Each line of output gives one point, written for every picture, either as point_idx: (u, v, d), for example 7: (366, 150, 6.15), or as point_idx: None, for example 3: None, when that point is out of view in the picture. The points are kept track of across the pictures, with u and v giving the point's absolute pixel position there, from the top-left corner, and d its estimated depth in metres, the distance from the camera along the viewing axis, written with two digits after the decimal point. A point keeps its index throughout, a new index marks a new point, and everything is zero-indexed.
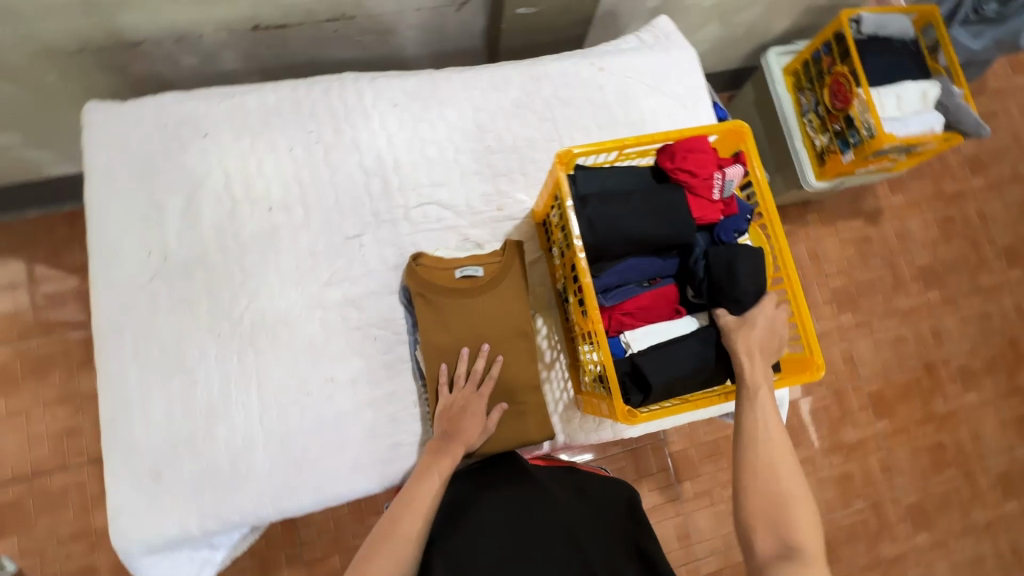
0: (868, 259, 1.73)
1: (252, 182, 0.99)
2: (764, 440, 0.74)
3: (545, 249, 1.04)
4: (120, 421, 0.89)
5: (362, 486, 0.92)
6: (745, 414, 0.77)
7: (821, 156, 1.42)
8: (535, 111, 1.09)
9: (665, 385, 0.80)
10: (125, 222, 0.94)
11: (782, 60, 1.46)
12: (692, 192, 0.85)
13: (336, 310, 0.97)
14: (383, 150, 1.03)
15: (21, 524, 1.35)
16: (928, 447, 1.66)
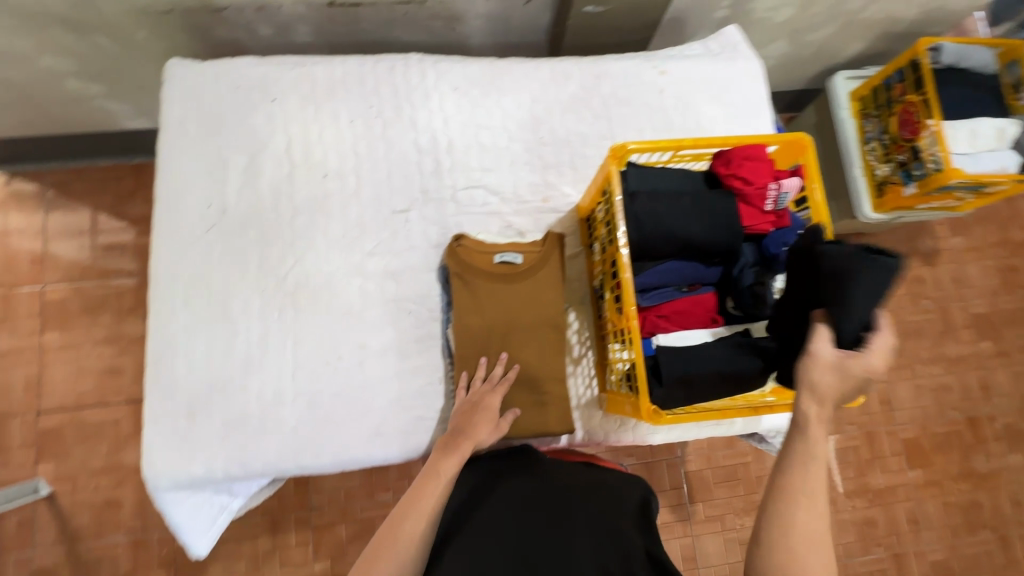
0: (919, 300, 1.66)
1: (311, 149, 1.02)
2: (808, 488, 0.60)
3: (586, 245, 1.04)
4: (163, 360, 0.93)
5: (380, 454, 0.94)
6: (791, 445, 0.62)
7: (880, 186, 1.37)
8: (591, 108, 1.09)
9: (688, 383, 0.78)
10: (191, 174, 0.99)
11: (850, 85, 1.42)
12: (744, 200, 0.84)
13: (376, 280, 1.00)
14: (439, 130, 1.05)
15: (60, 451, 1.44)
16: (962, 505, 1.57)
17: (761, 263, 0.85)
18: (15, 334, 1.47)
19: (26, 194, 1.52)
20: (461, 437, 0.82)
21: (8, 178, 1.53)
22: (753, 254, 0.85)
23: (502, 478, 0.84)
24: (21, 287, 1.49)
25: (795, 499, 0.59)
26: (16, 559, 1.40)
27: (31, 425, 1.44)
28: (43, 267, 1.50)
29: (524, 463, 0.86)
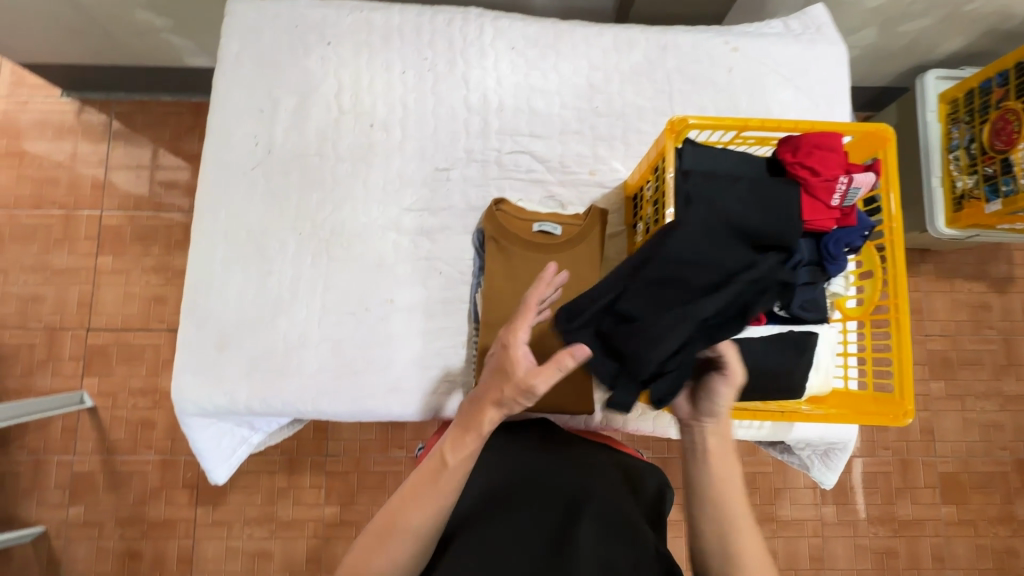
0: (982, 328, 1.53)
1: (361, 97, 1.01)
2: (721, 491, 0.70)
3: (628, 224, 1.00)
4: (200, 290, 0.96)
5: (395, 410, 0.93)
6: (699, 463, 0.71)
7: (958, 200, 1.25)
8: (652, 81, 1.03)
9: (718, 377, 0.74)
10: (243, 111, 1.00)
11: (940, 85, 1.29)
12: (808, 191, 0.77)
13: (410, 237, 0.99)
14: (490, 90, 1.02)
15: (104, 368, 1.52)
16: (995, 550, 1.48)
17: (816, 261, 0.79)
18: (73, 254, 1.55)
19: (93, 122, 1.59)
20: (478, 404, 0.70)
21: (79, 105, 1.59)
22: (809, 251, 0.79)
23: (510, 468, 0.78)
24: (82, 210, 1.56)
25: (715, 509, 0.69)
26: (59, 461, 1.51)
27: (81, 341, 1.53)
28: (103, 193, 1.57)
29: (534, 452, 0.79)
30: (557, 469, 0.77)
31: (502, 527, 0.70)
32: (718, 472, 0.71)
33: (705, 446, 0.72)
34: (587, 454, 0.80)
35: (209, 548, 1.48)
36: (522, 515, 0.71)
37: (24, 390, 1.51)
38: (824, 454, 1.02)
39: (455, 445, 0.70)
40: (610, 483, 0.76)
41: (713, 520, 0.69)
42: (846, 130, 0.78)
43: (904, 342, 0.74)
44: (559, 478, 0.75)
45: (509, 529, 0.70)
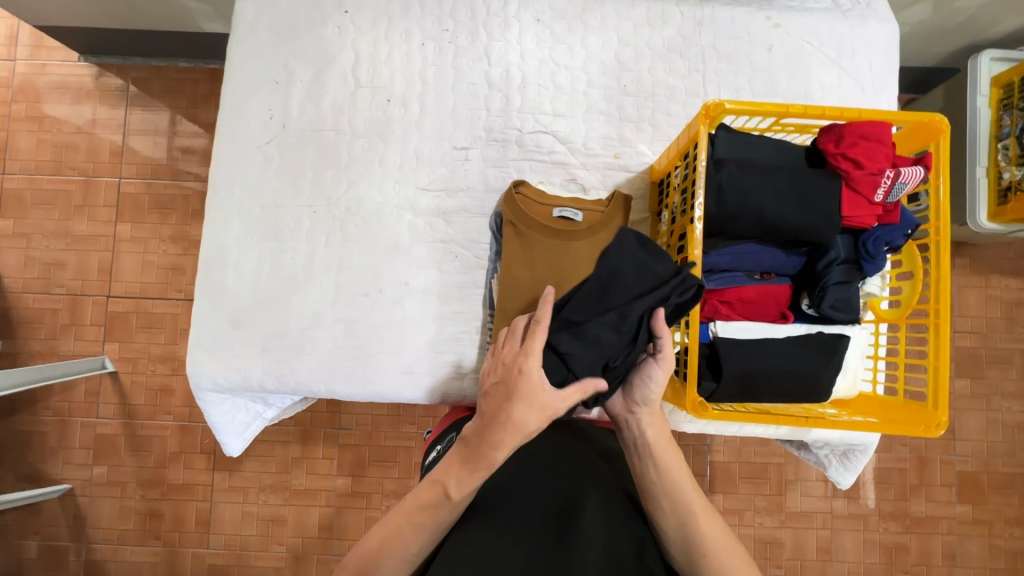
0: (1016, 326, 1.46)
1: (378, 70, 0.97)
2: (671, 484, 0.68)
3: (653, 212, 0.96)
4: (215, 267, 0.95)
5: (406, 393, 0.93)
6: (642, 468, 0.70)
7: (1004, 192, 1.17)
8: (686, 58, 0.97)
9: (740, 377, 0.71)
10: (258, 81, 0.97)
11: (994, 68, 1.20)
12: (849, 185, 0.72)
13: (425, 217, 0.96)
14: (513, 65, 0.97)
15: (125, 334, 1.55)
16: (1009, 551, 1.45)
17: (852, 260, 0.75)
18: (94, 221, 1.56)
19: (112, 87, 1.57)
20: (486, 439, 0.65)
21: (97, 69, 1.57)
22: (846, 249, 0.74)
23: (504, 472, 0.75)
24: (101, 176, 1.56)
25: (672, 501, 0.68)
26: (83, 423, 1.55)
27: (102, 307, 1.55)
28: (121, 160, 1.56)
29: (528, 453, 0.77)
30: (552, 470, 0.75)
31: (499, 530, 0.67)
32: (663, 465, 0.69)
33: (644, 439, 0.71)
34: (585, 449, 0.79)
35: (225, 511, 1.53)
36: (518, 518, 0.69)
37: (48, 353, 1.55)
38: (843, 455, 1.00)
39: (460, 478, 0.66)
40: (608, 477, 0.74)
41: (675, 516, 0.67)
42: (895, 119, 0.72)
43: (942, 350, 0.69)
44: (556, 479, 0.73)
45: (505, 532, 0.67)
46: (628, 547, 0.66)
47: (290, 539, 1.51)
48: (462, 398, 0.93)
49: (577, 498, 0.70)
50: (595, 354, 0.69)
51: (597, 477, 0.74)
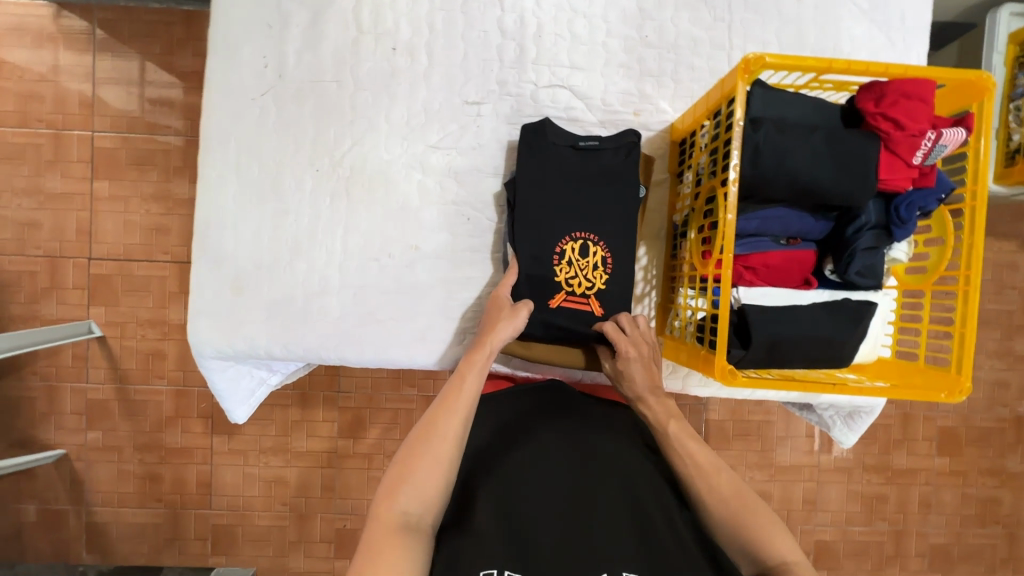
0: (1004, 289, 1.50)
1: (382, 14, 0.89)
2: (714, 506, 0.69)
3: (673, 172, 0.92)
4: (211, 228, 0.89)
5: (419, 359, 0.91)
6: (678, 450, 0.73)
7: (1012, 154, 1.18)
8: (711, 8, 0.91)
9: (769, 346, 0.70)
10: (249, 25, 0.88)
11: (1014, 23, 1.16)
12: (887, 147, 0.68)
13: (435, 177, 0.91)
14: (529, 11, 0.90)
15: (109, 297, 1.49)
16: (980, 499, 1.54)
17: (882, 224, 0.73)
18: (67, 177, 1.46)
19: (78, 30, 1.44)
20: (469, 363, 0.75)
21: (58, 10, 1.43)
22: (877, 213, 0.72)
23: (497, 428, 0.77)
24: (72, 129, 1.46)
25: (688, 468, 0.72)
26: (73, 388, 1.51)
27: (84, 270, 1.48)
28: (93, 111, 1.45)
29: (515, 409, 0.80)
30: (562, 433, 0.75)
31: (521, 494, 0.70)
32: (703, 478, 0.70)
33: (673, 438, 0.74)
34: (594, 417, 0.79)
35: (227, 473, 1.54)
36: (543, 490, 0.70)
37: (30, 317, 1.48)
38: (848, 416, 1.02)
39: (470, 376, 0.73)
40: (617, 440, 0.76)
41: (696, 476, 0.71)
42: (939, 78, 0.69)
43: (969, 314, 0.67)
44: (574, 449, 0.74)
45: (525, 501, 0.69)
46: (651, 504, 0.70)
47: (293, 499, 1.54)
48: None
49: (589, 465, 0.72)
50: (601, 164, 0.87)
51: (605, 440, 0.75)
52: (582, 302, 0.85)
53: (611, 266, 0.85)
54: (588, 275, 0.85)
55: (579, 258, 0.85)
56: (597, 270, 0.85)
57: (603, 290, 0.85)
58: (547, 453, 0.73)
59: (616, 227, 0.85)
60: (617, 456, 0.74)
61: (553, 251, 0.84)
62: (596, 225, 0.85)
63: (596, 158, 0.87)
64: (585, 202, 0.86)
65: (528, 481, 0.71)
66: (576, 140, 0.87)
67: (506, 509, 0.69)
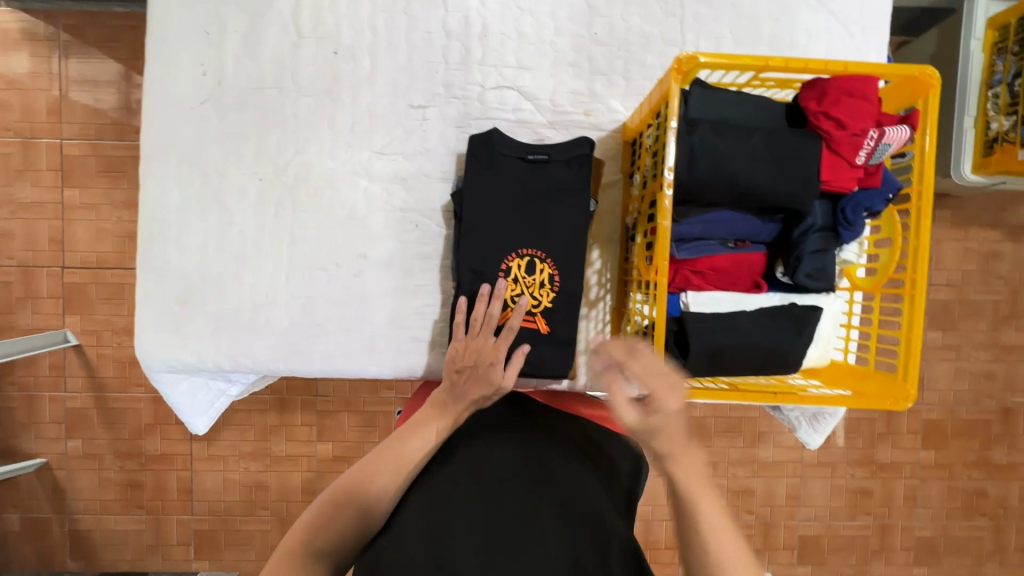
0: (989, 279, 1.47)
1: (322, 17, 0.87)
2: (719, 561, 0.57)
3: (626, 173, 0.89)
4: (155, 241, 0.88)
5: (370, 370, 0.90)
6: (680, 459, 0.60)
7: (990, 143, 1.15)
8: (662, 1, 0.88)
9: (711, 352, 0.68)
10: (186, 31, 0.86)
11: (991, 9, 1.14)
12: (829, 147, 0.66)
13: (382, 183, 0.89)
14: (473, 10, 0.87)
15: (84, 306, 1.48)
16: (967, 491, 1.52)
17: (830, 226, 0.71)
18: (38, 186, 1.45)
19: (43, 37, 1.42)
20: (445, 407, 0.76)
21: (23, 16, 1.42)
22: (823, 215, 0.70)
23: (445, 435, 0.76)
24: (40, 137, 1.44)
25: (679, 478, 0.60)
26: (51, 397, 1.51)
27: (57, 279, 1.47)
28: (61, 119, 1.44)
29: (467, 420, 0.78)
30: (510, 446, 0.73)
31: (465, 490, 0.67)
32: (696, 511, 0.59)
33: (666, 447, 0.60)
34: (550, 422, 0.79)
35: (207, 479, 1.54)
36: (491, 489, 0.68)
37: (6, 327, 1.48)
38: (813, 417, 1.00)
39: (434, 417, 0.75)
40: (562, 440, 0.76)
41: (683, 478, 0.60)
42: (883, 74, 0.66)
43: (915, 320, 0.66)
44: (525, 449, 0.73)
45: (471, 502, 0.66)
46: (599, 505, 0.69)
47: (275, 502, 1.54)
48: (411, 376, 0.91)
49: (538, 463, 0.71)
50: (553, 177, 0.83)
51: (555, 454, 0.73)
52: (528, 321, 0.83)
53: (558, 285, 0.82)
54: (534, 293, 0.82)
55: (525, 275, 0.82)
56: (543, 287, 0.83)
57: (550, 308, 0.83)
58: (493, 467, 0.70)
59: (566, 244, 0.82)
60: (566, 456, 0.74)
61: (498, 268, 0.82)
62: (544, 235, 0.82)
63: (547, 171, 0.83)
64: (535, 215, 0.82)
65: (475, 476, 0.69)
66: (526, 151, 0.83)
67: (449, 510, 0.65)
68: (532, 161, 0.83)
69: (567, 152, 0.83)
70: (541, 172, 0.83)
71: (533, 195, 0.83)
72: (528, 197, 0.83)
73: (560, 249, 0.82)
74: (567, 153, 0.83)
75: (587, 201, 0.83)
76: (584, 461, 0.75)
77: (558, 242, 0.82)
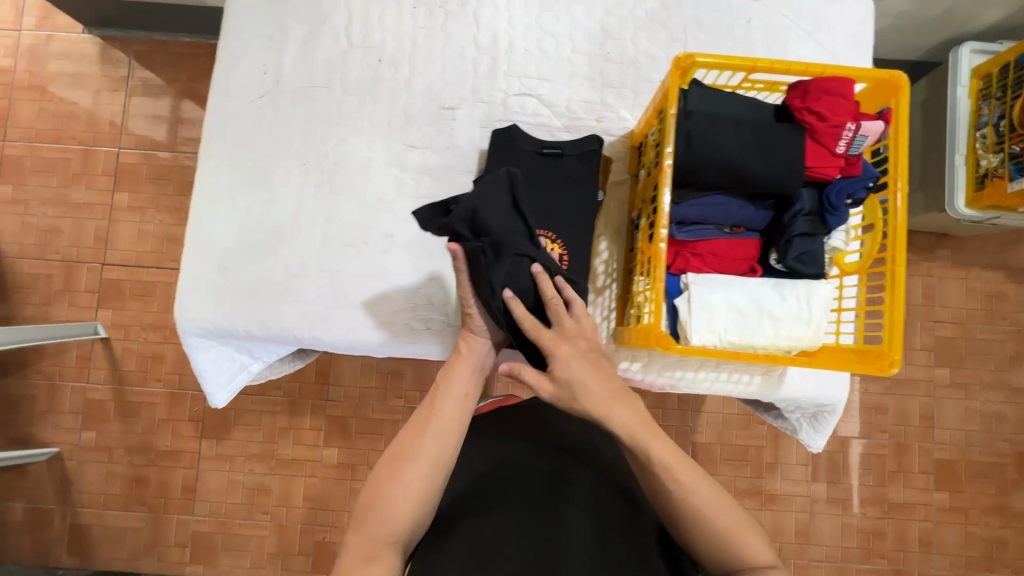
0: (993, 319, 1.51)
1: (371, 30, 1.00)
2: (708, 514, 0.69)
3: (632, 173, 0.98)
4: (205, 213, 0.97)
5: (387, 342, 0.96)
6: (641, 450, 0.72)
7: (981, 180, 1.21)
8: (669, 29, 1.01)
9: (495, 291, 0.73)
10: (255, 36, 1.00)
11: (974, 60, 1.24)
12: (813, 137, 0.74)
13: (412, 173, 0.99)
14: (502, 30, 1.00)
15: (117, 301, 1.57)
16: (985, 539, 1.47)
17: (817, 212, 0.78)
18: (91, 188, 1.59)
19: (117, 60, 1.61)
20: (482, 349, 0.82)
21: (100, 41, 1.61)
22: (810, 201, 0.77)
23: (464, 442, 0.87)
24: (101, 146, 1.60)
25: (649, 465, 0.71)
26: (73, 387, 1.57)
27: (96, 274, 1.58)
28: (121, 131, 1.60)
29: (482, 437, 0.87)
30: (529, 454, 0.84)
31: (496, 511, 0.79)
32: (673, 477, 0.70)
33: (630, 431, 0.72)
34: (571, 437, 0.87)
35: (212, 479, 1.56)
36: (517, 502, 0.80)
37: (41, 318, 1.57)
38: (813, 417, 1.01)
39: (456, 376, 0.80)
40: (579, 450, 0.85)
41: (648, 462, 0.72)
42: (858, 77, 0.75)
43: (896, 289, 0.72)
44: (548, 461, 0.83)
45: (504, 521, 0.78)
46: (615, 508, 0.80)
47: (276, 509, 1.54)
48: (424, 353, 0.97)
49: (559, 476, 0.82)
50: (562, 170, 0.93)
51: (574, 465, 0.83)
52: None
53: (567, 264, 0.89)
54: None
55: None
56: None
57: None
58: (513, 488, 0.82)
59: (575, 227, 0.90)
60: (582, 466, 0.83)
61: None
62: (555, 220, 0.91)
63: (560, 163, 0.93)
64: (547, 201, 0.91)
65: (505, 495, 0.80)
66: (542, 145, 0.93)
67: (483, 527, 0.77)
68: (548, 155, 0.93)
69: (580, 149, 0.93)
70: (553, 166, 0.93)
71: (547, 184, 0.92)
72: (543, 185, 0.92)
73: (568, 233, 0.90)
74: (580, 150, 0.93)
75: (596, 191, 0.92)
76: (600, 469, 0.84)
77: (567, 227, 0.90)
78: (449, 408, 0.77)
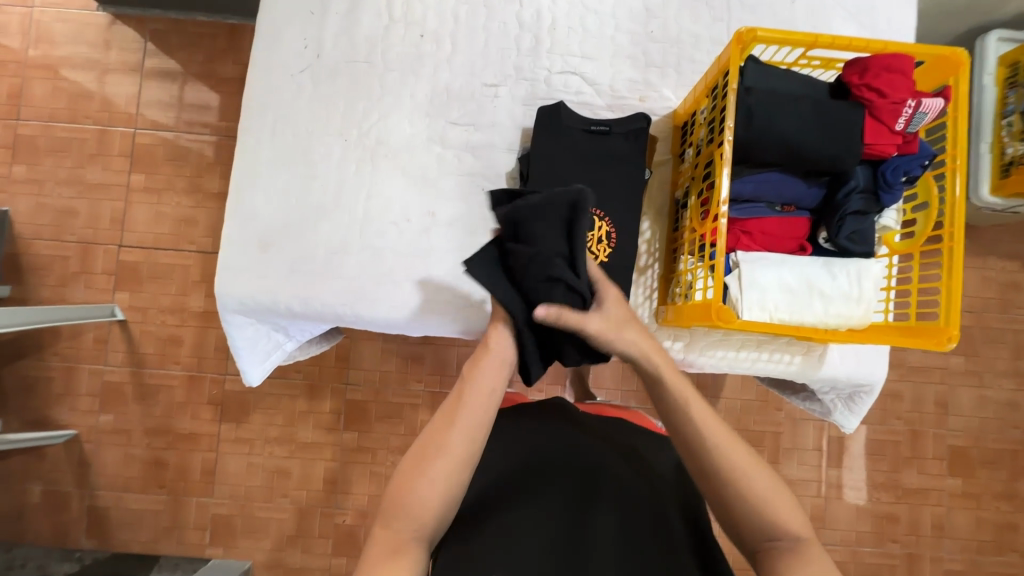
0: (1009, 309, 1.52)
1: (412, 5, 0.99)
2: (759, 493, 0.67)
3: (675, 153, 0.98)
4: (246, 189, 0.97)
5: (429, 319, 0.96)
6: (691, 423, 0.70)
7: (1006, 167, 1.22)
8: (711, 8, 1.00)
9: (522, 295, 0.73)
10: (295, 9, 0.98)
11: (1001, 48, 1.24)
12: (871, 114, 0.74)
13: (454, 151, 0.98)
14: (544, 6, 0.99)
15: (135, 283, 1.56)
16: (996, 524, 1.50)
17: (871, 190, 0.78)
18: (108, 169, 1.57)
19: (133, 38, 1.58)
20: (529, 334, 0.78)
21: (115, 19, 1.58)
22: (865, 179, 0.77)
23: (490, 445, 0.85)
24: (117, 126, 1.57)
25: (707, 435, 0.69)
26: (90, 370, 1.56)
27: (113, 255, 1.56)
28: (137, 111, 1.57)
29: (511, 434, 0.86)
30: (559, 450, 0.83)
31: (527, 507, 0.77)
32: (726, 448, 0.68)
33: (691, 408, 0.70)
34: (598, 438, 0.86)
35: (230, 462, 1.55)
36: (547, 497, 0.78)
37: (57, 299, 1.55)
38: (849, 398, 1.02)
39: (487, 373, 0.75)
40: (609, 450, 0.84)
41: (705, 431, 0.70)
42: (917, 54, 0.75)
43: (954, 267, 0.73)
44: (578, 458, 0.82)
45: (536, 515, 0.76)
46: (649, 508, 0.78)
47: (294, 492, 1.54)
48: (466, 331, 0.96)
49: (591, 473, 0.80)
50: (609, 149, 0.92)
51: (605, 462, 0.82)
52: None
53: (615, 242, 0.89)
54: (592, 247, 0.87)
55: None
56: (601, 243, 0.88)
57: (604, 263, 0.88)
58: (545, 484, 0.80)
59: (622, 206, 0.91)
60: (614, 464, 0.82)
61: None
62: (603, 198, 0.90)
63: (606, 141, 0.93)
64: (594, 179, 0.91)
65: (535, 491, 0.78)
66: (588, 123, 0.93)
67: (513, 522, 0.75)
68: (595, 133, 0.93)
69: (628, 126, 0.93)
70: (599, 143, 0.92)
71: (594, 162, 0.92)
72: (590, 162, 0.92)
73: (615, 212, 0.90)
74: (627, 128, 0.93)
75: (643, 170, 0.92)
76: (631, 468, 0.82)
77: (614, 205, 0.91)
78: (475, 396, 0.72)
